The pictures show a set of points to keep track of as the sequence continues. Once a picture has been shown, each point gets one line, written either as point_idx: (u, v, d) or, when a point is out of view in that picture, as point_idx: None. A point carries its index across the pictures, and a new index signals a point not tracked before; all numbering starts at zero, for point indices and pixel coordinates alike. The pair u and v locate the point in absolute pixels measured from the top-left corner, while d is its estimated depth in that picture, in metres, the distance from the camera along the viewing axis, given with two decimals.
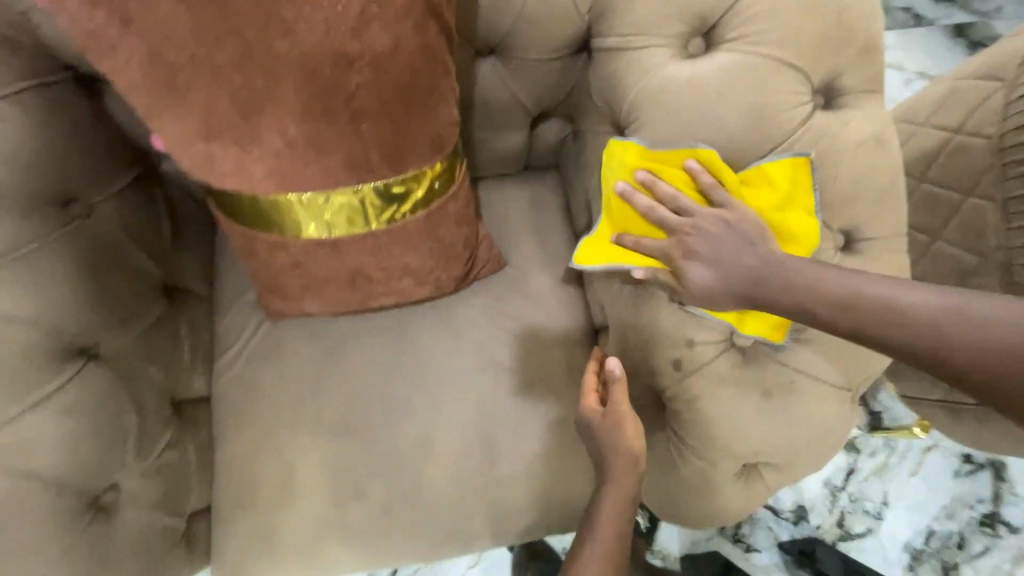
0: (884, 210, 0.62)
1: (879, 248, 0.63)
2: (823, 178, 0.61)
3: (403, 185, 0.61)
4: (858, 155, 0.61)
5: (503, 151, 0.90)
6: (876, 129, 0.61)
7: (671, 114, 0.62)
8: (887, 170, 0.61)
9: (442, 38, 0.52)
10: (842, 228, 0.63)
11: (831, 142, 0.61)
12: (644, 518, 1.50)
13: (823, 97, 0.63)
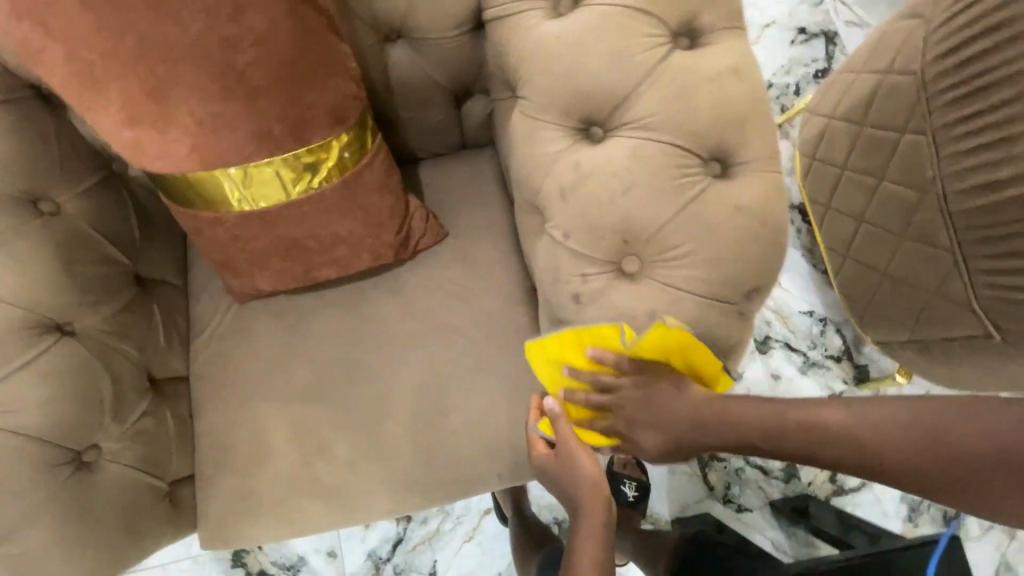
0: (751, 135, 0.67)
1: (752, 170, 0.68)
2: (686, 109, 0.66)
3: (313, 155, 0.70)
4: (716, 85, 0.66)
5: (434, 129, 0.97)
6: (733, 61, 0.66)
7: (547, 68, 0.68)
8: (747, 98, 0.67)
9: (317, 19, 0.61)
10: (714, 155, 0.68)
11: (691, 75, 0.66)
12: (631, 488, 1.46)
13: (685, 37, 0.68)
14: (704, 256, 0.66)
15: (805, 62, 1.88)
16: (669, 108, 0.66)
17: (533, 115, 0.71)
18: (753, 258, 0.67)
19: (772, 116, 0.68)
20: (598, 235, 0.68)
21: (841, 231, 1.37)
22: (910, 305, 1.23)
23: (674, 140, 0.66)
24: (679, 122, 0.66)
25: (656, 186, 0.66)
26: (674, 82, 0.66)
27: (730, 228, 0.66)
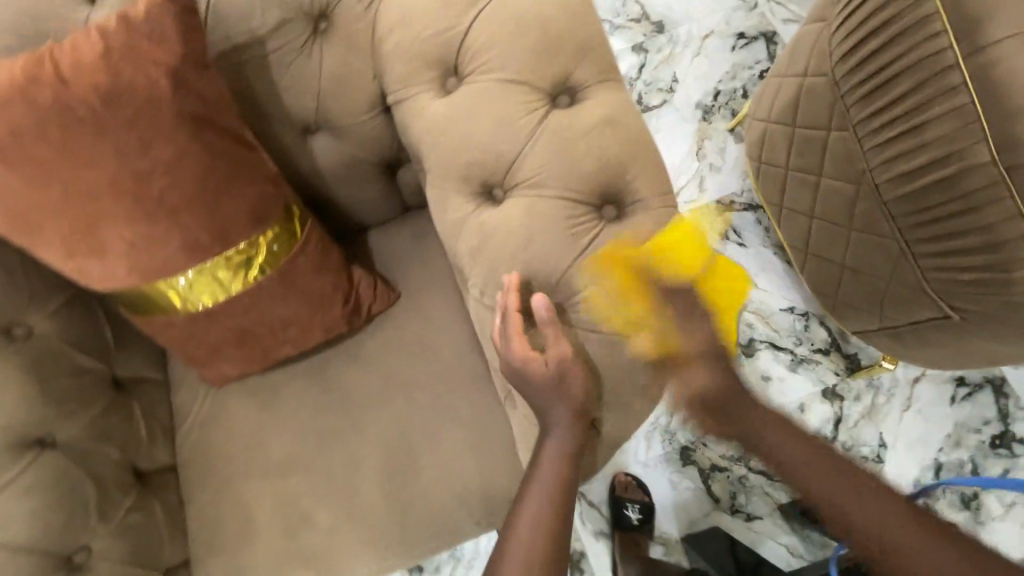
0: (635, 176, 0.73)
1: (640, 209, 0.73)
2: (567, 162, 0.72)
3: (243, 254, 0.75)
4: (591, 137, 0.72)
5: (372, 200, 1.01)
6: (607, 112, 0.73)
7: (442, 143, 0.75)
8: (626, 144, 0.72)
9: (223, 137, 0.68)
10: (605, 200, 0.73)
11: (569, 131, 0.72)
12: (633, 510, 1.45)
13: (561, 96, 0.74)
14: (611, 293, 0.71)
15: (748, 65, 1.91)
16: (555, 165, 0.72)
17: (439, 184, 0.77)
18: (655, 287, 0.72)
19: (654, 156, 0.74)
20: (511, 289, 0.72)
21: (798, 229, 1.39)
22: (873, 293, 1.23)
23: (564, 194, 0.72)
24: (565, 177, 0.72)
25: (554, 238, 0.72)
26: (555, 141, 0.72)
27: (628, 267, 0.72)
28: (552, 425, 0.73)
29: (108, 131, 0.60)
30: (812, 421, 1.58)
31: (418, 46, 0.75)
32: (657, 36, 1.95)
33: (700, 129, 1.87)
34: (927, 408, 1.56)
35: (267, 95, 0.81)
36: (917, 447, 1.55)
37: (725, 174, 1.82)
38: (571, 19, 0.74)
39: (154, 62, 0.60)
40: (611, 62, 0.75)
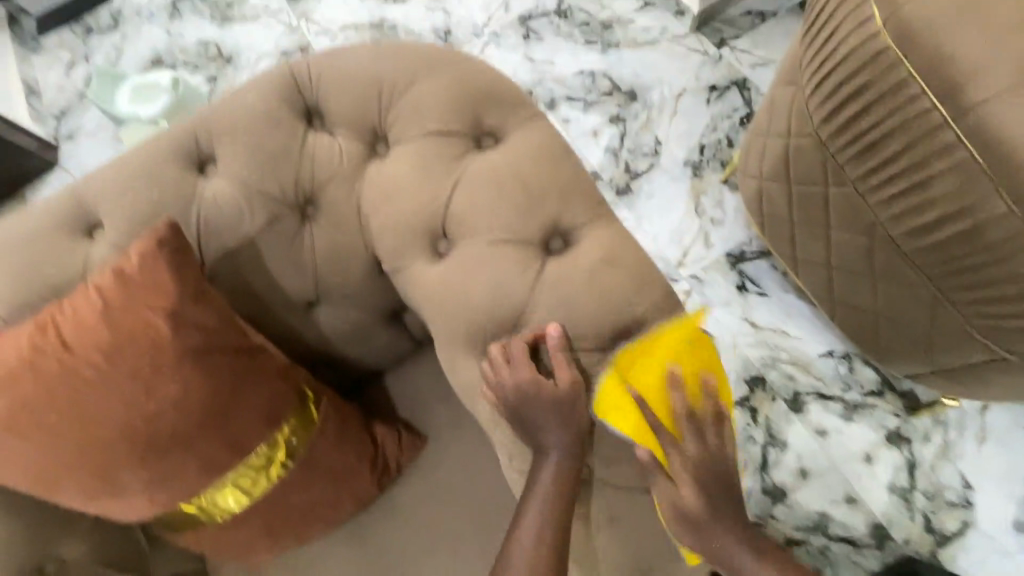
0: (643, 312, 0.71)
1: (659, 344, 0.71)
2: (572, 312, 0.70)
3: (263, 456, 0.74)
4: (592, 280, 0.71)
5: (384, 351, 0.98)
6: (604, 252, 0.72)
7: (444, 310, 0.74)
8: (628, 279, 0.71)
9: (228, 356, 0.67)
10: (623, 340, 0.71)
11: (569, 279, 0.71)
12: None
13: (555, 242, 0.74)
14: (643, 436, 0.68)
15: (727, 114, 1.92)
16: (561, 317, 0.70)
17: (447, 349, 0.75)
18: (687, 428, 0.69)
19: (659, 286, 0.72)
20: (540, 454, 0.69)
21: (818, 279, 1.34)
22: (915, 339, 1.16)
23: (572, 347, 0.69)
24: (572, 328, 0.70)
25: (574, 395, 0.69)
26: (557, 291, 0.71)
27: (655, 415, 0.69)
28: None
29: (115, 385, 0.62)
30: (883, 472, 1.47)
31: (405, 221, 0.75)
32: (632, 103, 1.96)
33: (694, 186, 1.86)
34: (1004, 438, 1.46)
35: (267, 285, 0.82)
36: (1005, 482, 1.43)
37: (729, 226, 1.79)
38: (550, 166, 0.74)
39: (153, 307, 0.62)
40: (597, 197, 0.75)
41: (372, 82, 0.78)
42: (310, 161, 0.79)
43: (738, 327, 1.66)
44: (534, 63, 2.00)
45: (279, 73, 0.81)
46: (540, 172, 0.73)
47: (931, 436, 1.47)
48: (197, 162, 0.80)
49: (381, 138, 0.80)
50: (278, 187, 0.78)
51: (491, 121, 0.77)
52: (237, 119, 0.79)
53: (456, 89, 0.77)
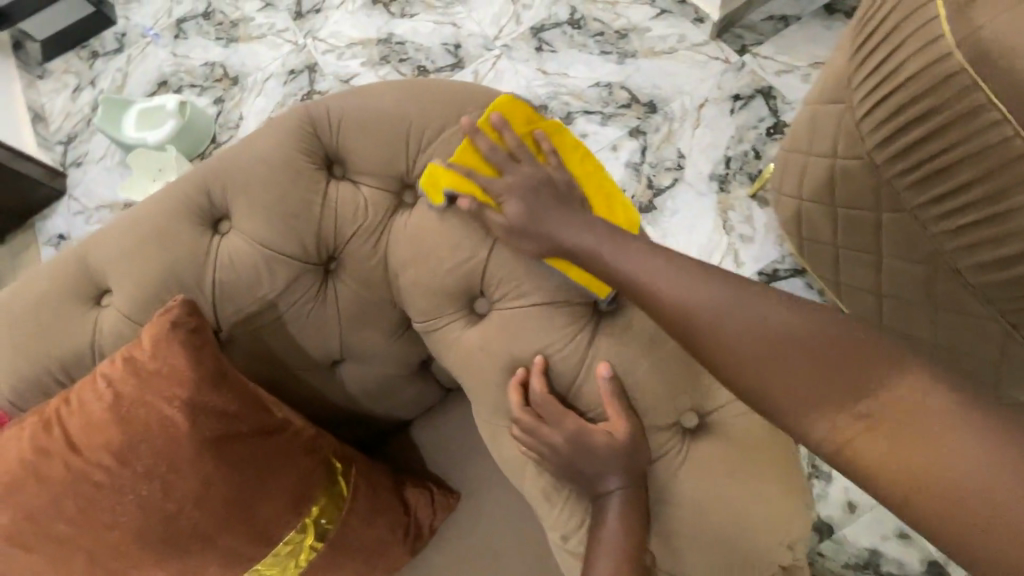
0: (707, 380, 0.64)
1: (728, 413, 0.64)
2: (628, 382, 0.63)
3: (291, 542, 0.67)
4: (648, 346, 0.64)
5: (412, 403, 0.91)
6: None
7: (485, 379, 0.67)
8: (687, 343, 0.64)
9: (250, 443, 0.61)
10: (687, 409, 0.64)
11: (625, 346, 0.64)
12: None
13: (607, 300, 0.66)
14: (713, 518, 0.61)
15: (752, 124, 1.83)
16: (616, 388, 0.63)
17: (489, 419, 0.69)
18: (764, 512, 0.61)
19: None
20: (599, 545, 0.61)
21: (867, 303, 1.25)
22: (982, 372, 1.07)
23: (634, 428, 0.61)
24: (631, 402, 0.63)
25: (636, 481, 0.61)
26: (611, 358, 0.63)
27: (730, 499, 0.61)
28: None
29: (129, 486, 0.56)
30: None
31: (438, 281, 0.68)
32: (652, 116, 1.88)
33: (721, 201, 1.78)
34: None
35: (288, 348, 0.76)
36: None
37: (759, 243, 1.72)
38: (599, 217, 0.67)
39: (168, 398, 0.56)
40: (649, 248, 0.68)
41: (398, 125, 0.72)
42: (332, 214, 0.72)
43: None
44: (549, 76, 1.93)
45: (294, 115, 0.75)
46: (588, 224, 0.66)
47: None
48: (211, 218, 0.74)
49: (409, 187, 0.74)
50: (298, 244, 0.71)
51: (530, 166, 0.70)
52: (250, 169, 0.72)
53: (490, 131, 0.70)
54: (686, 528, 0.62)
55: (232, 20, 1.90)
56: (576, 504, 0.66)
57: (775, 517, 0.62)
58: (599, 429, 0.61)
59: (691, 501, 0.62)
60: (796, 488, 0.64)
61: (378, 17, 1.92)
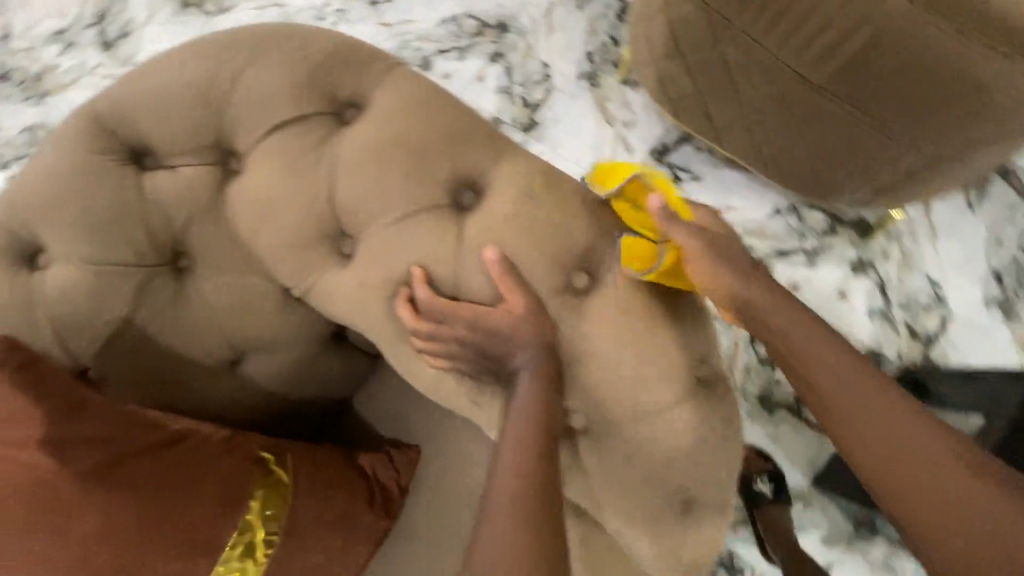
0: (581, 235, 0.63)
1: (611, 259, 0.64)
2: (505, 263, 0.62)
3: (241, 541, 0.65)
4: (514, 221, 0.62)
5: (330, 382, 0.81)
6: (519, 184, 0.63)
7: (372, 314, 0.65)
8: (550, 207, 0.63)
9: (140, 458, 0.62)
10: (574, 268, 0.63)
11: (493, 228, 0.62)
12: (766, 485, 1.24)
13: (466, 192, 0.64)
14: (625, 359, 0.62)
15: (601, 14, 1.84)
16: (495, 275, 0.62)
17: (393, 352, 0.67)
18: (671, 338, 0.63)
19: (590, 201, 0.65)
20: (530, 427, 0.60)
21: (743, 142, 1.29)
22: (852, 162, 1.16)
23: (524, 302, 0.61)
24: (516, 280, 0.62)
25: (545, 353, 0.62)
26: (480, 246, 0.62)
27: (635, 339, 0.62)
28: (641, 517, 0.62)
29: (30, 541, 0.58)
30: (859, 302, 1.50)
31: (290, 234, 0.64)
32: (506, 35, 1.83)
33: (596, 96, 1.78)
34: (954, 229, 1.51)
35: (167, 361, 0.71)
36: (968, 269, 1.48)
37: (643, 124, 1.74)
38: (429, 115, 0.64)
39: (29, 447, 0.59)
40: (489, 133, 0.66)
41: (192, 90, 0.65)
42: (156, 206, 0.66)
43: None
44: (391, 28, 1.84)
45: (81, 120, 0.67)
46: (419, 126, 0.63)
47: (890, 250, 1.50)
48: (26, 256, 0.68)
49: (232, 153, 0.67)
50: (131, 249, 0.66)
51: (345, 90, 0.66)
52: (49, 190, 0.65)
53: (292, 65, 0.65)
54: (605, 379, 0.62)
55: (32, 72, 1.66)
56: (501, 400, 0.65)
57: (680, 335, 0.64)
58: (490, 319, 0.61)
59: (600, 350, 0.62)
60: (697, 309, 0.66)
61: (192, 18, 1.73)
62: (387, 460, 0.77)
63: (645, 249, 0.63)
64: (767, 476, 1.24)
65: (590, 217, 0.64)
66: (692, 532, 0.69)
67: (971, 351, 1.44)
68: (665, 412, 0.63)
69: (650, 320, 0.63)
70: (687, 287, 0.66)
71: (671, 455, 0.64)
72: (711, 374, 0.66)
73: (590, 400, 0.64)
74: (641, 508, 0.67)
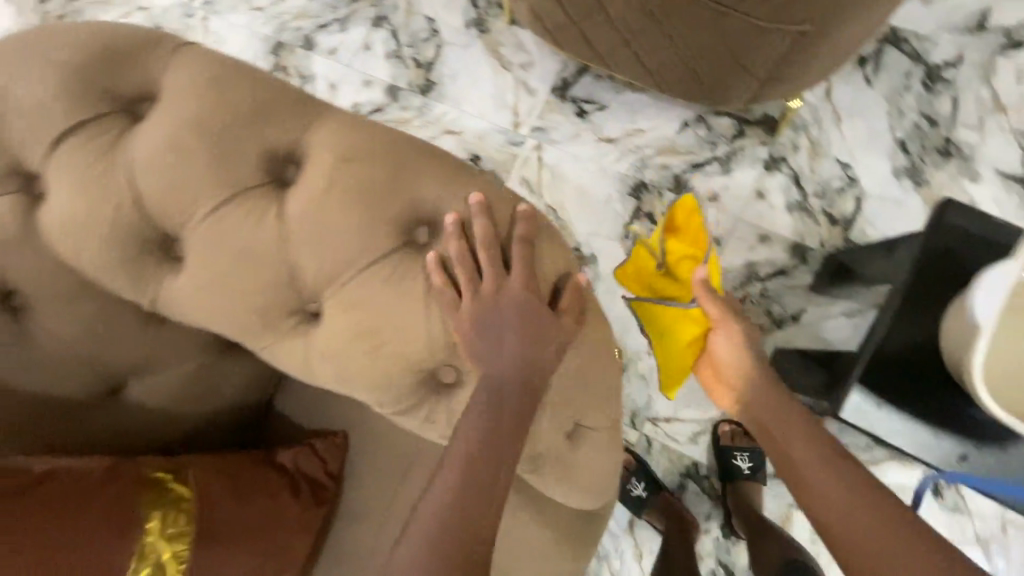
0: (411, 187, 0.60)
1: (447, 206, 0.61)
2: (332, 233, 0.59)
3: (142, 560, 0.71)
4: (333, 187, 0.59)
5: (245, 392, 0.86)
6: (335, 147, 0.60)
7: (218, 312, 0.62)
8: (371, 164, 0.60)
9: (27, 496, 0.69)
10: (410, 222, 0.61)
11: (314, 199, 0.59)
12: (742, 458, 1.43)
13: (284, 166, 0.61)
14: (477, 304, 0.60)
15: None
16: (325, 247, 0.59)
17: (254, 345, 0.65)
18: (527, 278, 0.61)
19: (415, 149, 0.62)
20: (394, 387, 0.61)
21: (626, 61, 1.28)
22: (729, 60, 1.13)
23: (363, 268, 0.59)
24: (348, 248, 0.59)
25: (395, 315, 0.60)
26: (304, 220, 0.59)
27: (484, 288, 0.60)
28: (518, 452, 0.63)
29: None
30: (776, 198, 1.51)
31: (109, 247, 0.61)
32: None
33: (487, 42, 1.71)
34: (857, 106, 1.50)
35: (40, 397, 0.75)
36: (873, 144, 1.49)
37: (540, 62, 1.68)
38: (227, 91, 0.60)
39: None
40: (297, 100, 0.62)
41: None
42: None
43: (596, 151, 1.62)
44: (266, 11, 1.79)
45: None
46: (216, 107, 0.59)
47: (798, 141, 1.50)
48: None
49: (32, 175, 0.63)
50: None
51: (134, 85, 0.62)
52: None
53: (67, 67, 0.60)
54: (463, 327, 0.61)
55: None
56: None
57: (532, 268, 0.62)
58: (334, 292, 0.60)
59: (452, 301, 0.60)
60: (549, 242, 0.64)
61: None
62: (318, 458, 0.86)
63: (480, 191, 0.61)
64: (745, 454, 1.43)
65: (412, 176, 0.60)
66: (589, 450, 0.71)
67: (887, 225, 1.47)
68: (537, 350, 0.63)
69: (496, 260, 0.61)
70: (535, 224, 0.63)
71: (546, 387, 0.64)
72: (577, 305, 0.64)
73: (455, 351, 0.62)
74: (537, 442, 0.69)
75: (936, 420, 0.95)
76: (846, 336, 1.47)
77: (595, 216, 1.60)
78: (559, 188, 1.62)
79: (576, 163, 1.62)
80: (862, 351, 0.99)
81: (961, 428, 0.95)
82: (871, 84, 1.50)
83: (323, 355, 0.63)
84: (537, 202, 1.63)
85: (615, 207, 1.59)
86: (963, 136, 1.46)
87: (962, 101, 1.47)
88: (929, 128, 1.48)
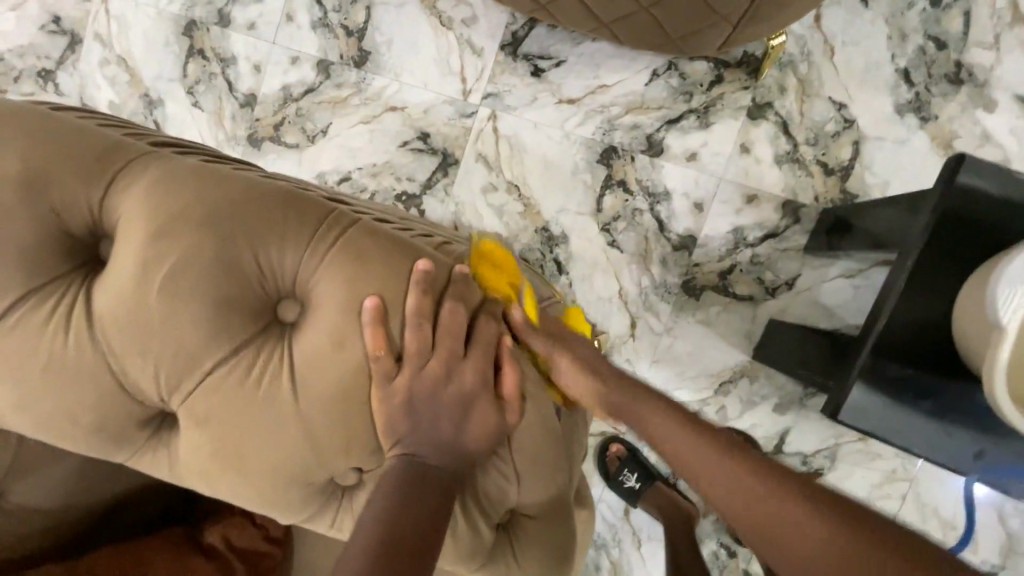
0: (245, 252, 0.57)
1: (287, 260, 0.58)
2: (161, 311, 0.56)
3: None
4: (152, 262, 0.56)
5: (142, 486, 0.89)
6: (144, 209, 0.56)
7: (65, 417, 0.60)
8: (189, 233, 0.56)
9: None
10: (254, 287, 0.58)
11: (132, 276, 0.56)
12: None
13: (100, 231, 0.59)
14: (354, 372, 0.57)
15: None
16: (154, 331, 0.56)
17: (115, 442, 0.63)
18: (405, 335, 0.58)
19: (237, 202, 0.58)
20: (274, 459, 0.60)
21: (574, 13, 1.07)
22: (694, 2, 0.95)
23: (206, 347, 0.57)
24: (182, 326, 0.56)
25: (258, 391, 0.58)
26: (126, 300, 0.56)
27: (349, 360, 0.57)
28: (434, 524, 0.58)
29: None
30: (763, 151, 1.34)
31: None
32: None
33: None
34: (851, 33, 1.29)
35: None
36: (871, 77, 1.29)
37: (485, 16, 1.44)
38: (16, 155, 0.56)
39: None
40: (94, 159, 0.58)
41: None
42: None
43: (557, 115, 1.42)
44: None
45: None
46: (5, 177, 0.55)
47: (786, 81, 1.31)
48: None
49: None
50: None
51: None
52: None
53: None
54: (337, 397, 0.58)
55: None
56: (267, 453, 0.60)
57: (412, 326, 0.58)
58: (179, 375, 0.58)
59: (323, 369, 0.57)
60: (444, 298, 0.61)
61: None
62: (254, 527, 0.86)
63: (324, 245, 0.58)
64: None
65: (224, 236, 0.56)
66: (525, 494, 0.67)
67: (889, 170, 1.29)
68: (419, 410, 0.59)
69: (358, 324, 0.57)
70: (420, 283, 0.59)
71: (445, 446, 0.60)
72: (481, 362, 0.61)
73: (340, 427, 0.59)
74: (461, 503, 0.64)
75: (945, 411, 0.84)
76: (846, 298, 1.33)
77: (562, 189, 1.42)
78: (519, 161, 1.43)
79: (535, 131, 1.43)
80: (866, 336, 0.86)
81: (971, 417, 0.84)
82: (868, 5, 1.28)
83: (194, 443, 0.61)
84: (497, 179, 1.44)
85: (583, 178, 1.41)
86: (976, 58, 1.26)
87: (973, 16, 1.26)
88: (936, 51, 1.27)
